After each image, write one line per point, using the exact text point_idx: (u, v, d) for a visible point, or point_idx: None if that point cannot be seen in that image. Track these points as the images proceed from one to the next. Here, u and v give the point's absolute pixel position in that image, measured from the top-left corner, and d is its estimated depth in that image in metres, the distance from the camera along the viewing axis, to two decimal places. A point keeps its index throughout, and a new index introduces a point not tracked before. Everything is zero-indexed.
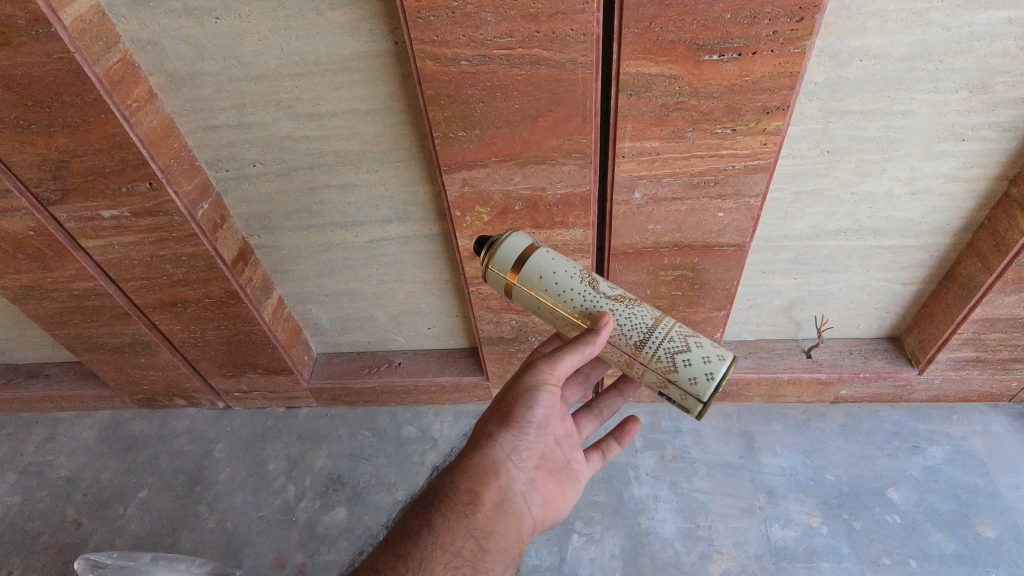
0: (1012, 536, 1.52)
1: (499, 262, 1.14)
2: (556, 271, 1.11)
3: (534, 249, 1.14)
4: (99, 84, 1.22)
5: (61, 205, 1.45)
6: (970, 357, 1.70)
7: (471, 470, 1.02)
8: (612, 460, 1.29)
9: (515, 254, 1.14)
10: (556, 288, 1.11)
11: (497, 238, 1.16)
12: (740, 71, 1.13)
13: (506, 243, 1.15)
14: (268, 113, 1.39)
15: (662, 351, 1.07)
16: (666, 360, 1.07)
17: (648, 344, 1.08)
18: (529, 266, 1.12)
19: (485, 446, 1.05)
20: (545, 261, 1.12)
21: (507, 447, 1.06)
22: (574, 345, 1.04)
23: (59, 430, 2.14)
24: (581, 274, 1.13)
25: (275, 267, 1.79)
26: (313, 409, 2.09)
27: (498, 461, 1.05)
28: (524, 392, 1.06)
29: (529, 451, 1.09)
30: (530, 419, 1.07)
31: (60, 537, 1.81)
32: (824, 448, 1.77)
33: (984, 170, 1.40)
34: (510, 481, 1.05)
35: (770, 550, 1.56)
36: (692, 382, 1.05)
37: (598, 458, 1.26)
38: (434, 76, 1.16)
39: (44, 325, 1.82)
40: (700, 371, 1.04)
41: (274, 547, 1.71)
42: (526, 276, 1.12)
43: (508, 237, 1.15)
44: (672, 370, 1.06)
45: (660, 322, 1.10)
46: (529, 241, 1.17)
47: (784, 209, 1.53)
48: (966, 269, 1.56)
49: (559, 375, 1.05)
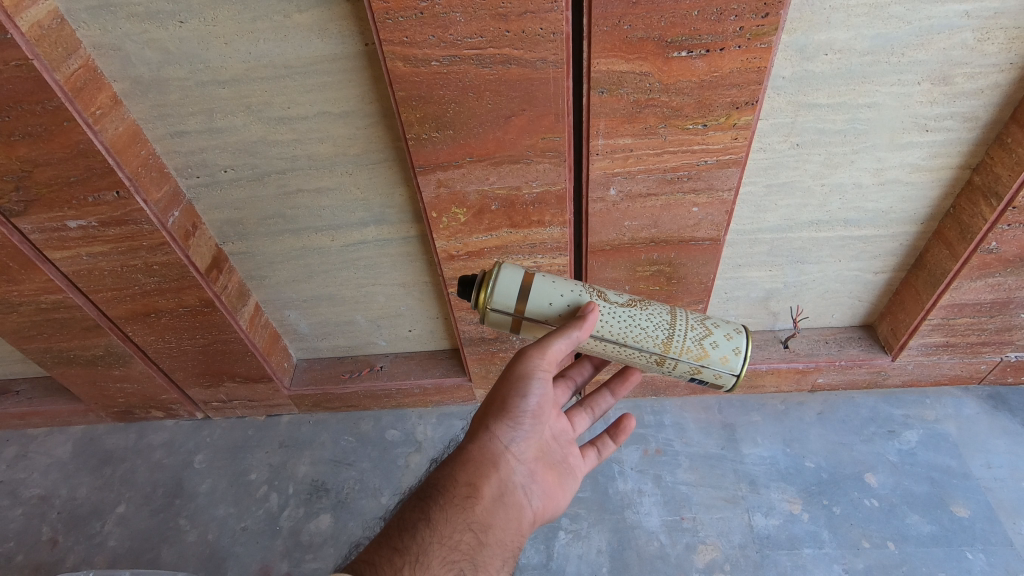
0: (986, 515, 1.57)
1: (499, 302, 1.12)
2: (562, 292, 1.14)
3: (531, 277, 1.14)
4: (60, 91, 1.19)
5: (24, 216, 1.41)
6: (940, 342, 1.75)
7: (469, 463, 1.01)
8: (607, 456, 1.28)
9: (516, 289, 1.12)
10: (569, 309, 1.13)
11: (488, 276, 1.13)
12: (709, 67, 1.14)
13: (502, 278, 1.12)
14: (238, 117, 1.37)
15: (689, 341, 1.13)
16: (695, 348, 1.13)
17: (676, 337, 1.13)
18: (536, 297, 1.12)
19: (482, 438, 1.04)
20: (550, 288, 1.13)
21: (504, 438, 1.05)
22: (562, 330, 1.06)
23: (32, 447, 2.09)
24: (587, 291, 1.15)
25: (250, 274, 1.77)
26: (294, 417, 2.07)
27: (496, 453, 1.03)
28: (516, 380, 1.05)
29: (526, 443, 1.08)
30: (525, 409, 1.05)
31: (34, 557, 1.76)
32: (803, 436, 1.80)
33: (948, 160, 1.44)
34: (509, 474, 1.04)
35: (753, 538, 1.58)
36: (724, 360, 1.13)
37: (594, 454, 1.26)
38: (405, 77, 1.16)
39: (12, 339, 1.77)
40: (728, 348, 1.13)
41: (258, 557, 1.68)
42: (534, 308, 1.12)
43: (501, 273, 1.12)
44: (704, 354, 1.13)
45: (676, 317, 1.16)
46: (522, 269, 1.15)
47: (757, 202, 1.55)
48: (934, 256, 1.60)
49: (551, 360, 1.05)
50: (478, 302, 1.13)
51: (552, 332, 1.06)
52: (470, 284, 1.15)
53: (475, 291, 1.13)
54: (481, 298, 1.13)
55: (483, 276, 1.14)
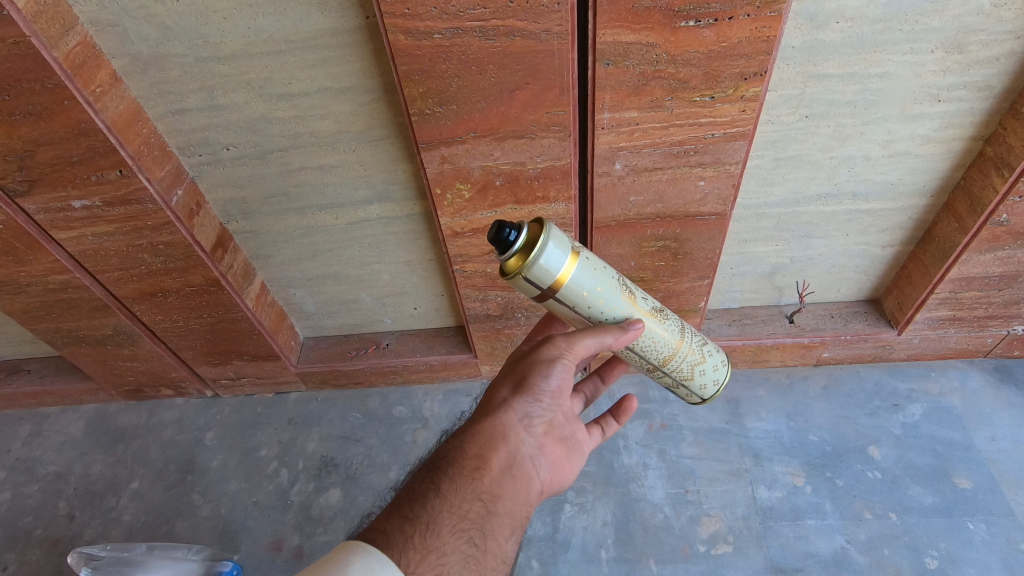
0: (988, 486, 1.58)
1: (538, 273, 0.99)
2: (600, 286, 1.06)
3: (574, 259, 1.02)
4: (59, 68, 1.17)
5: (28, 196, 1.41)
6: (947, 316, 1.74)
7: (482, 435, 1.02)
8: (612, 434, 1.29)
9: (558, 269, 1.00)
10: (598, 305, 1.07)
11: (534, 244, 0.98)
12: (717, 37, 1.11)
13: (547, 247, 0.99)
14: (239, 94, 1.35)
15: (685, 364, 1.20)
16: (687, 371, 1.21)
17: (676, 360, 1.19)
18: (575, 282, 1.03)
19: (498, 411, 1.05)
20: (589, 277, 1.04)
21: (518, 412, 1.06)
22: (597, 330, 1.07)
23: (45, 426, 2.12)
24: (621, 289, 1.09)
25: (255, 253, 1.77)
26: (302, 394, 2.09)
27: (508, 427, 1.04)
28: (538, 361, 1.08)
29: (540, 419, 1.09)
30: (543, 389, 1.07)
31: (52, 531, 1.80)
32: (807, 410, 1.81)
33: (960, 131, 1.42)
34: (519, 446, 1.05)
35: (757, 510, 1.60)
36: (702, 388, 1.24)
37: (598, 432, 1.26)
38: (407, 51, 1.14)
39: (22, 320, 1.79)
40: (710, 378, 1.24)
41: (270, 531, 1.72)
42: (567, 293, 1.03)
43: (548, 243, 0.98)
44: (690, 379, 1.22)
45: (683, 340, 1.18)
46: (567, 245, 1.02)
47: (764, 175, 1.53)
48: (943, 229, 1.59)
49: (577, 354, 1.06)
50: (511, 264, 0.99)
51: (587, 330, 1.07)
52: (508, 238, 0.97)
53: (514, 253, 0.98)
54: (517, 262, 0.98)
55: (525, 233, 0.98)
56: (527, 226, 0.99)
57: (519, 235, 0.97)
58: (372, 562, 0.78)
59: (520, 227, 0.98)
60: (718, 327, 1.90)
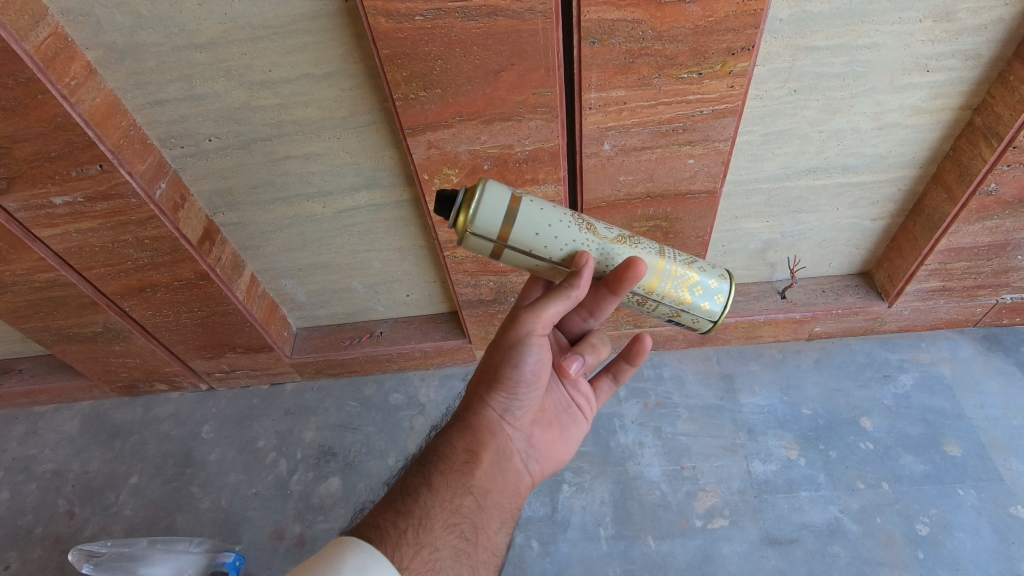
0: (978, 453, 1.61)
1: (479, 225, 0.97)
2: (552, 224, 1.01)
3: (518, 203, 0.99)
4: (31, 61, 1.14)
5: (8, 193, 1.38)
6: (937, 287, 1.75)
7: (466, 431, 1.04)
8: (627, 377, 1.33)
9: (500, 216, 0.97)
10: (556, 243, 1.01)
11: (471, 199, 0.97)
12: (703, 12, 1.10)
13: (485, 201, 0.97)
14: (219, 83, 1.32)
15: (673, 284, 1.08)
16: (679, 292, 1.08)
17: (660, 283, 1.07)
18: (523, 226, 0.99)
19: (477, 407, 1.07)
20: (537, 215, 1.00)
21: (498, 406, 1.07)
22: (558, 293, 1.00)
23: (40, 424, 2.11)
24: (576, 222, 1.03)
25: (244, 245, 1.75)
26: (298, 384, 2.09)
27: (491, 421, 1.06)
28: (505, 350, 1.03)
29: (521, 409, 1.10)
30: (516, 380, 1.05)
31: (53, 528, 1.80)
32: (800, 383, 1.83)
33: (949, 101, 1.41)
34: (506, 439, 1.07)
35: (752, 484, 1.63)
36: (704, 306, 1.09)
37: (609, 382, 1.32)
38: (389, 34, 1.11)
39: (10, 319, 1.77)
40: (710, 294, 1.09)
41: (271, 521, 1.72)
42: (518, 238, 1.00)
43: (485, 196, 0.97)
44: (686, 300, 1.09)
45: (665, 255, 1.09)
46: (508, 192, 0.99)
47: (754, 151, 1.52)
48: (933, 201, 1.59)
49: (545, 324, 1.02)
50: (456, 224, 0.99)
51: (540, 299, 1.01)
52: (445, 199, 0.99)
53: (454, 214, 0.98)
54: (460, 221, 0.97)
55: (462, 192, 0.98)
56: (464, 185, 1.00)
57: (455, 195, 0.98)
58: (366, 559, 0.77)
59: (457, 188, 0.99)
60: None
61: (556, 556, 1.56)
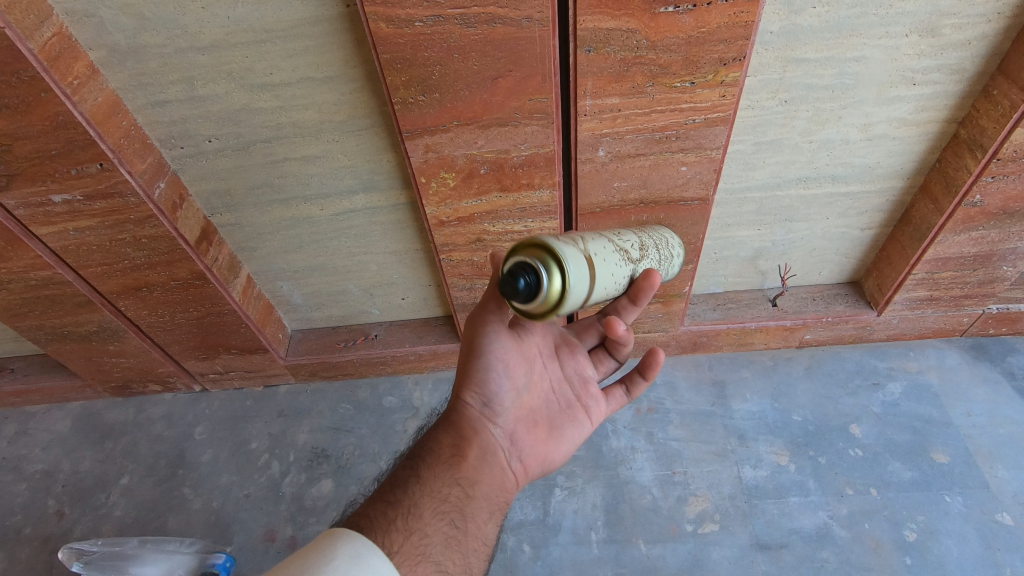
0: (964, 461, 1.63)
1: (573, 300, 0.90)
2: (611, 268, 1.01)
3: (587, 260, 0.94)
4: (35, 60, 1.16)
5: (6, 191, 1.39)
6: (925, 296, 1.78)
7: (449, 427, 1.05)
8: (640, 392, 1.24)
9: (585, 282, 0.92)
10: (615, 283, 1.04)
11: (563, 277, 0.87)
12: (696, 23, 1.13)
13: (572, 272, 0.88)
14: (220, 85, 1.34)
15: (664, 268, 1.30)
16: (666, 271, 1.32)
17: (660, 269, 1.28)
18: (596, 281, 0.97)
19: (455, 403, 1.09)
20: (604, 267, 0.98)
21: (476, 403, 1.08)
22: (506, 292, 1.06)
23: (31, 424, 2.10)
24: (619, 255, 1.06)
25: (241, 246, 1.76)
26: (292, 386, 2.10)
27: (470, 419, 1.07)
28: (472, 345, 1.08)
29: (501, 405, 1.10)
30: (485, 374, 1.08)
31: (42, 529, 1.79)
32: (791, 390, 1.85)
33: (935, 114, 1.44)
34: (487, 436, 1.07)
35: (742, 489, 1.64)
36: (675, 271, 1.38)
37: (622, 392, 1.25)
38: (389, 39, 1.14)
39: (5, 317, 1.77)
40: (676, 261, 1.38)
41: (263, 522, 1.72)
42: (594, 293, 0.97)
43: (572, 267, 0.88)
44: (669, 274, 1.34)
45: (656, 249, 1.26)
46: (577, 253, 0.92)
47: (746, 160, 1.55)
48: (920, 211, 1.62)
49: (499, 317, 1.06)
50: (549, 306, 0.87)
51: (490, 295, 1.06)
52: (533, 286, 0.84)
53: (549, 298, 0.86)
54: (559, 302, 0.87)
55: (543, 270, 0.85)
56: (538, 261, 0.86)
57: (538, 276, 0.85)
58: (358, 547, 0.78)
59: (533, 268, 0.85)
60: (702, 311, 1.93)
61: (547, 560, 1.57)
